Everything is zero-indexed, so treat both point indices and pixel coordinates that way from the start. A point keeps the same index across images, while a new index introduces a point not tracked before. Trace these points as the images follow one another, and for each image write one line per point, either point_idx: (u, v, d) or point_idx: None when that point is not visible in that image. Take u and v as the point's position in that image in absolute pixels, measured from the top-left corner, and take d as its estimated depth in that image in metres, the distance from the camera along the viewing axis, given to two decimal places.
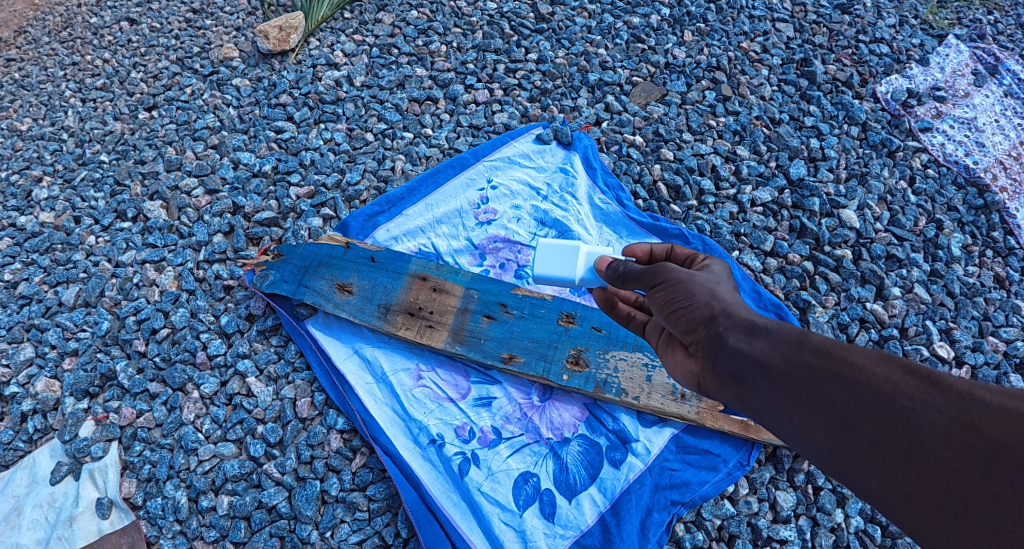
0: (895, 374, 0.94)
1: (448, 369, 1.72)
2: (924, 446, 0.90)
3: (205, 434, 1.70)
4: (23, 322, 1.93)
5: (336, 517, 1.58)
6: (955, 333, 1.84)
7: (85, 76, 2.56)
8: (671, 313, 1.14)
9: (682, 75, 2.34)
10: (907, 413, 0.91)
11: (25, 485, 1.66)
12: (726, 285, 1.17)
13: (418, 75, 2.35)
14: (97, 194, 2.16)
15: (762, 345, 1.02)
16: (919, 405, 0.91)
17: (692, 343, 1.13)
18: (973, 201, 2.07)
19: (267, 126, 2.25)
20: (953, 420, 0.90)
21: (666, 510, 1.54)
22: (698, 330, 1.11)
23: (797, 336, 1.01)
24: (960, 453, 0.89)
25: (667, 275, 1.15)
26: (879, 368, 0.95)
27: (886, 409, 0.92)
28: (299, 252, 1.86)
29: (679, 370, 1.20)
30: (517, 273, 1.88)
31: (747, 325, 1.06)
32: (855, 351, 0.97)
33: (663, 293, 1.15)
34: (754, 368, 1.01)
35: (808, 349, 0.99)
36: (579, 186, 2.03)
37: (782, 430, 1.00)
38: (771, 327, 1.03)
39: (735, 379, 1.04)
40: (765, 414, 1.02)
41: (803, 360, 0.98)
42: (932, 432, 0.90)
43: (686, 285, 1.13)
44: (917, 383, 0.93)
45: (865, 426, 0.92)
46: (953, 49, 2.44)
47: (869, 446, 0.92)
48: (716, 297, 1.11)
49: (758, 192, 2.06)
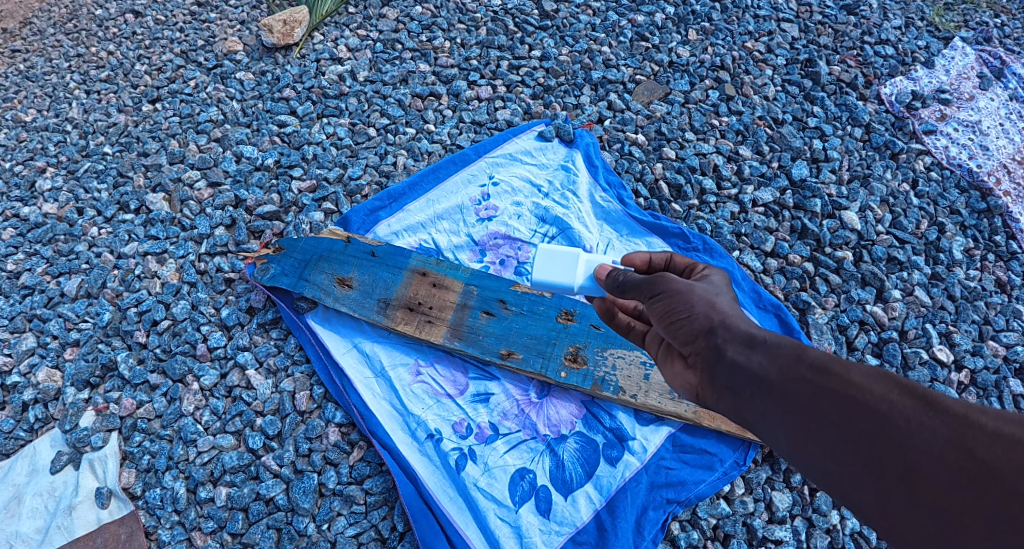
0: (892, 393, 0.91)
1: (447, 365, 1.72)
2: (917, 469, 0.87)
3: (205, 426, 1.71)
4: (25, 312, 1.93)
5: (333, 509, 1.59)
6: (955, 337, 1.84)
7: (90, 68, 2.57)
8: (670, 324, 1.15)
9: (686, 74, 2.34)
10: (902, 433, 0.88)
11: (25, 473, 1.66)
12: (725, 296, 1.18)
13: (421, 70, 2.36)
14: (101, 186, 2.16)
15: (760, 358, 1.02)
16: (915, 426, 0.88)
17: (691, 354, 1.13)
18: (976, 205, 2.07)
19: (270, 120, 2.26)
20: (949, 444, 0.86)
21: (661, 508, 1.55)
22: (697, 342, 1.12)
23: (796, 350, 1.00)
24: (956, 478, 0.85)
25: (667, 285, 1.18)
26: (876, 386, 0.92)
27: (880, 429, 0.89)
28: (300, 246, 1.87)
29: (677, 381, 1.21)
30: (516, 270, 1.88)
31: (746, 337, 1.06)
32: (853, 368, 0.95)
33: (663, 304, 1.16)
34: (751, 380, 1.02)
35: (807, 364, 0.98)
36: (581, 184, 2.03)
37: (779, 446, 0.99)
38: (769, 339, 1.04)
39: (733, 392, 1.05)
40: (762, 429, 1.01)
41: (801, 375, 0.97)
42: (926, 454, 0.87)
43: (686, 296, 1.15)
44: (913, 403, 0.90)
45: (858, 445, 0.90)
46: (959, 51, 2.43)
47: (862, 465, 0.90)
48: (715, 308, 1.13)
49: (759, 192, 2.06)
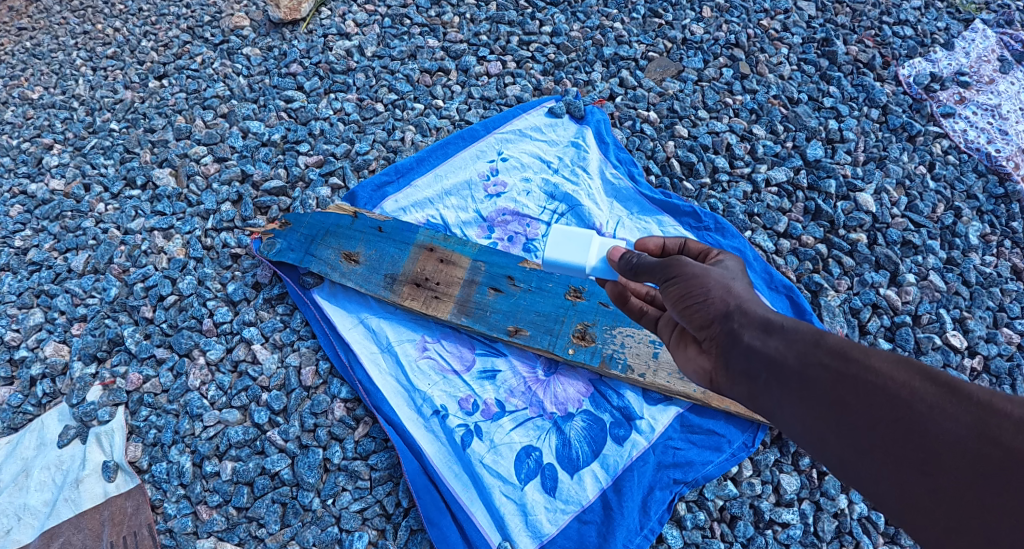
0: (914, 379, 0.90)
1: (454, 341, 1.71)
2: (938, 455, 0.86)
3: (211, 401, 1.70)
4: (33, 287, 1.93)
5: (337, 485, 1.58)
6: (969, 323, 1.81)
7: (96, 45, 2.55)
8: (686, 307, 1.13)
9: (699, 51, 2.29)
10: (923, 420, 0.87)
11: (34, 447, 1.67)
12: (741, 280, 1.16)
13: (430, 46, 2.32)
14: (107, 162, 2.15)
15: (777, 343, 1.01)
16: (936, 413, 0.87)
17: (706, 338, 1.12)
18: (994, 190, 2.03)
19: (277, 95, 2.23)
20: (970, 432, 0.86)
21: (668, 488, 1.53)
22: (714, 326, 1.10)
23: (814, 335, 0.99)
24: (979, 466, 0.84)
25: (682, 269, 1.14)
26: (897, 372, 0.91)
27: (903, 416, 0.88)
28: (307, 221, 1.85)
29: (691, 366, 1.20)
30: (525, 246, 1.86)
31: (763, 322, 1.05)
32: (872, 353, 0.94)
33: (678, 287, 1.14)
34: (767, 365, 1.00)
35: (825, 349, 0.97)
36: (591, 160, 2.00)
37: (796, 432, 0.98)
38: (787, 325, 1.02)
39: (747, 378, 1.04)
40: (778, 416, 1.00)
41: (819, 361, 0.96)
42: (947, 441, 0.86)
43: (702, 280, 1.12)
44: (936, 390, 0.89)
45: (877, 431, 0.89)
46: (980, 34, 2.36)
47: (882, 453, 0.89)
48: (732, 292, 1.11)
49: (773, 171, 2.02)
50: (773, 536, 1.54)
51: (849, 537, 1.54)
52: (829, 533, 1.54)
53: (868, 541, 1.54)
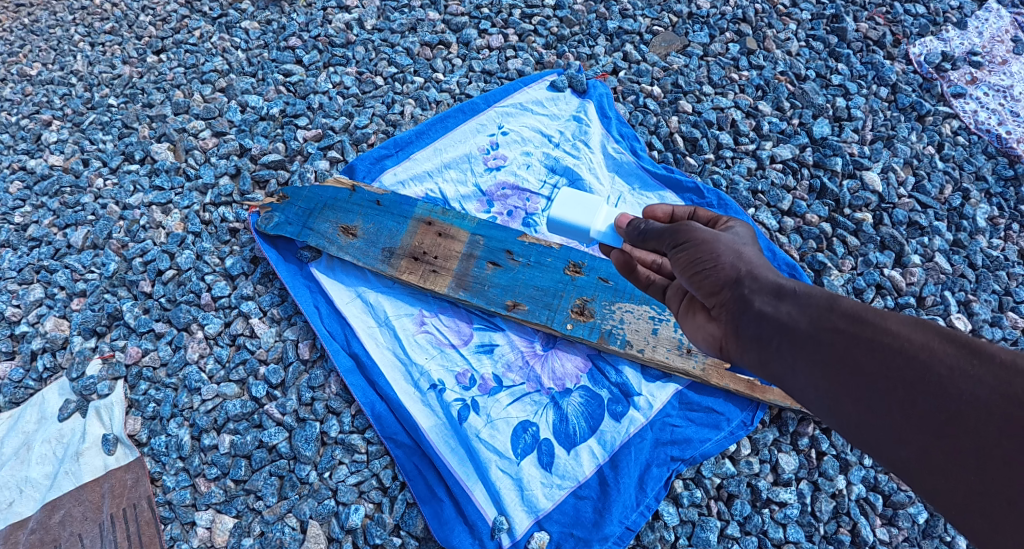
0: (933, 340, 0.89)
1: (451, 315, 1.70)
2: (961, 419, 0.84)
3: (209, 374, 1.71)
4: (33, 263, 1.93)
5: (334, 458, 1.58)
6: (974, 306, 1.78)
7: (94, 20, 2.52)
8: (695, 275, 1.12)
9: (706, 26, 2.25)
10: (944, 382, 0.86)
11: (35, 421, 1.67)
12: (752, 247, 1.15)
13: (431, 18, 2.28)
14: (106, 137, 2.14)
15: (789, 308, 1.00)
16: (957, 375, 0.85)
17: (716, 306, 1.12)
18: (1003, 171, 1.99)
19: (276, 69, 2.21)
20: (993, 393, 0.83)
21: (665, 465, 1.53)
22: (724, 293, 1.09)
23: (827, 300, 0.98)
24: (1005, 428, 0.82)
25: (691, 234, 1.14)
26: (915, 334, 0.90)
27: (921, 378, 0.87)
28: (305, 194, 1.83)
29: (702, 334, 1.20)
30: (524, 220, 1.84)
31: (775, 287, 1.04)
32: (890, 317, 0.93)
33: (687, 253, 1.13)
34: (779, 330, 1.00)
35: (839, 313, 0.96)
36: (592, 134, 1.98)
37: (810, 397, 0.97)
38: (800, 291, 1.01)
39: (760, 343, 1.03)
40: (791, 381, 0.99)
41: (833, 325, 0.95)
42: (969, 402, 0.84)
43: (712, 245, 1.12)
44: (956, 350, 0.87)
45: (895, 394, 0.88)
46: (993, 13, 2.30)
47: (898, 417, 0.88)
48: (742, 258, 1.10)
49: (778, 148, 1.99)
50: (771, 515, 1.53)
51: (847, 518, 1.53)
52: (826, 513, 1.53)
53: (866, 522, 1.53)
